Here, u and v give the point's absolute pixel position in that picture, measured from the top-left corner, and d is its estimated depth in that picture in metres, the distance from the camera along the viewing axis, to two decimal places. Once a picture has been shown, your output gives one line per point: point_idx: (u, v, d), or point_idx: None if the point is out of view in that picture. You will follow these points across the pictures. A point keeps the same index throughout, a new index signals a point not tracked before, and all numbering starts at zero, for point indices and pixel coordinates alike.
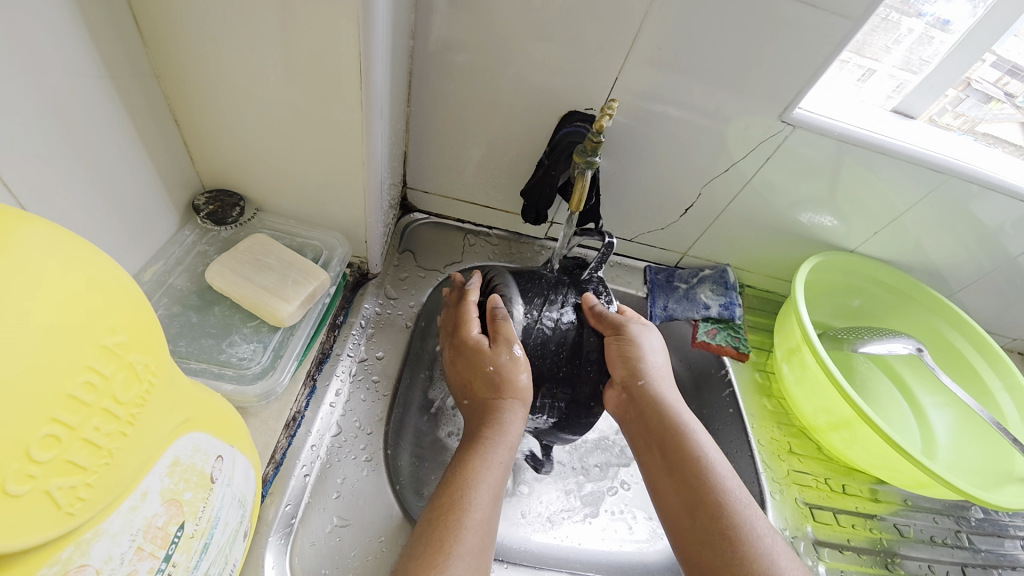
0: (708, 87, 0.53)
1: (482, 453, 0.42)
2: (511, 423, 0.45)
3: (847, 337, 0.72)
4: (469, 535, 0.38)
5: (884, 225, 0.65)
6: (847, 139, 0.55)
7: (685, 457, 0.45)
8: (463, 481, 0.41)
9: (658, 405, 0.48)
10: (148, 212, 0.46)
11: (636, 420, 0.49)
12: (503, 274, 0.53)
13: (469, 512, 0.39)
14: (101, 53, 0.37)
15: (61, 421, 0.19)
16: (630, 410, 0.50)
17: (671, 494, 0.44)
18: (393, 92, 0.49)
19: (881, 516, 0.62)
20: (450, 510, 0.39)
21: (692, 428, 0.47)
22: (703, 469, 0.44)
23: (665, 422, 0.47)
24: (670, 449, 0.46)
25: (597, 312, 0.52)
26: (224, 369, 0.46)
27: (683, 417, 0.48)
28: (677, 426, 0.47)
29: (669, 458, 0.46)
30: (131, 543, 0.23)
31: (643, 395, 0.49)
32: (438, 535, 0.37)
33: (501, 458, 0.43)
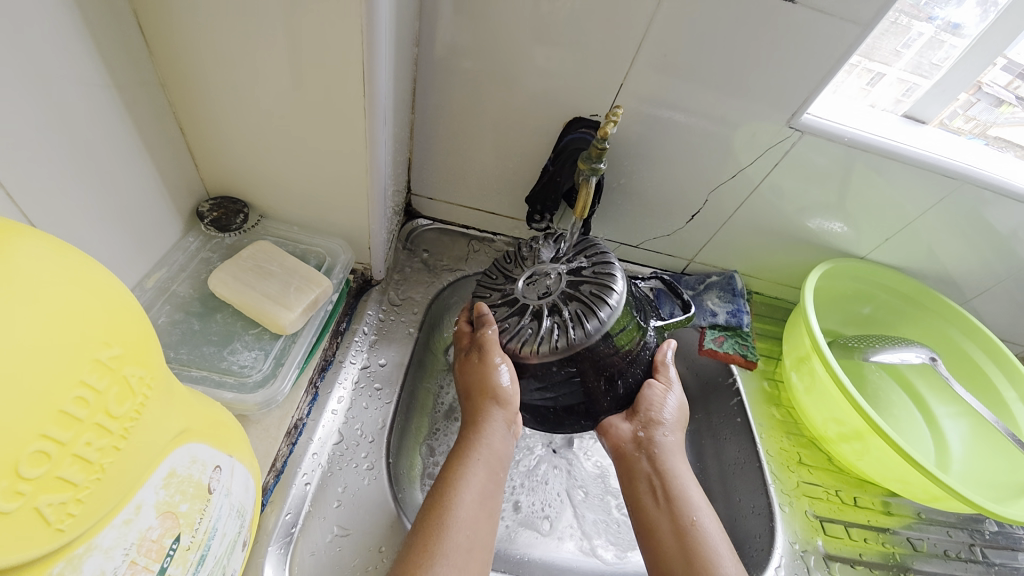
0: (715, 93, 0.52)
1: (464, 455, 0.46)
2: (494, 425, 0.48)
3: (858, 345, 0.70)
4: (455, 534, 0.41)
5: (896, 231, 0.64)
6: (858, 145, 0.55)
7: (682, 510, 0.46)
8: (448, 483, 0.44)
9: (665, 458, 0.49)
10: (152, 218, 0.47)
11: (643, 466, 0.49)
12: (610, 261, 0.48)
13: (453, 508, 0.43)
14: (106, 62, 0.37)
15: (52, 437, 0.18)
16: (638, 453, 0.49)
17: (668, 542, 0.45)
18: (398, 99, 0.49)
19: (893, 529, 0.61)
20: (433, 511, 0.42)
21: (690, 485, 0.48)
22: (699, 525, 0.45)
23: (667, 476, 0.48)
24: (671, 500, 0.47)
25: (661, 361, 0.51)
26: (224, 377, 0.46)
27: (687, 476, 0.49)
28: (679, 480, 0.48)
29: (669, 509, 0.46)
30: (124, 558, 0.23)
31: (652, 446, 0.49)
32: (427, 531, 0.41)
33: (482, 457, 0.46)
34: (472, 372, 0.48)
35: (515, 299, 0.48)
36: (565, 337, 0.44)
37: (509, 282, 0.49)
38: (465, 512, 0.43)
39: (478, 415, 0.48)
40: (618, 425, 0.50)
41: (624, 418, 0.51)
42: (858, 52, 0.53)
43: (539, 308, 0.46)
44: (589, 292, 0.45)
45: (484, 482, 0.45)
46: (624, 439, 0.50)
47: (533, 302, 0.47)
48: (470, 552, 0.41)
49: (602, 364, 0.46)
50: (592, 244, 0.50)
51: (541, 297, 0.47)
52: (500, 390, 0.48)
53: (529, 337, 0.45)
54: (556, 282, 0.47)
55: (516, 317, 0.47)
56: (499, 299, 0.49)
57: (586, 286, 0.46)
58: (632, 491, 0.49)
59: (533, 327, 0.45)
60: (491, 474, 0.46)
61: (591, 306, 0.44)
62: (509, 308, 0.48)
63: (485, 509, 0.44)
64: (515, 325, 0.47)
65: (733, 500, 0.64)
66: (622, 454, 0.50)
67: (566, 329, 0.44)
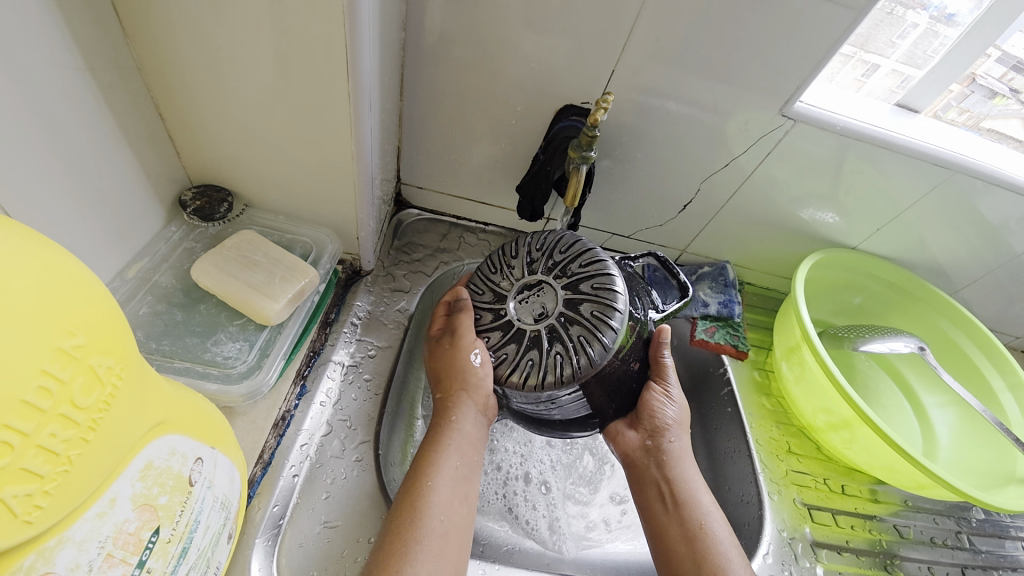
0: (708, 80, 0.52)
1: (438, 440, 0.47)
2: (466, 409, 0.48)
3: (847, 335, 0.70)
4: (429, 520, 0.42)
5: (888, 221, 0.64)
6: (850, 134, 0.54)
7: (691, 515, 0.46)
8: (422, 468, 0.45)
9: (672, 463, 0.49)
10: (132, 207, 0.46)
11: (652, 473, 0.49)
12: (607, 272, 0.46)
13: (428, 495, 0.43)
14: (79, 45, 0.36)
15: (13, 427, 0.18)
16: (645, 460, 0.49)
17: (679, 547, 0.45)
18: (384, 85, 0.48)
19: (880, 517, 0.61)
20: (409, 496, 0.43)
21: (700, 489, 0.48)
22: (707, 529, 0.46)
23: (675, 482, 0.48)
24: (680, 506, 0.47)
25: (661, 362, 0.50)
26: (209, 368, 0.45)
27: (698, 480, 0.48)
28: (687, 486, 0.48)
29: (677, 514, 0.46)
30: (99, 551, 0.23)
31: (659, 452, 0.49)
32: (404, 517, 0.42)
33: (454, 442, 0.47)
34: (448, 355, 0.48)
35: (512, 323, 0.46)
36: (570, 367, 0.43)
37: (502, 301, 0.47)
38: (439, 497, 0.43)
39: (449, 400, 0.48)
40: (624, 434, 0.50)
41: (630, 426, 0.50)
42: (852, 42, 0.52)
43: (540, 335, 0.45)
44: (590, 314, 0.44)
45: (457, 466, 0.46)
46: (632, 447, 0.50)
47: (532, 327, 0.45)
48: (445, 536, 0.42)
49: (606, 379, 0.47)
50: (584, 251, 0.48)
51: (540, 322, 0.45)
52: (471, 374, 0.47)
53: (531, 367, 0.44)
54: (553, 304, 0.46)
55: (516, 344, 0.45)
56: (495, 322, 0.47)
57: (586, 309, 0.45)
58: (642, 496, 0.49)
59: (535, 355, 0.44)
60: (465, 459, 0.47)
61: (595, 331, 0.44)
62: (506, 334, 0.46)
63: (459, 494, 0.45)
64: (515, 353, 0.45)
65: (722, 489, 0.64)
66: (630, 462, 0.50)
67: (572, 358, 0.43)
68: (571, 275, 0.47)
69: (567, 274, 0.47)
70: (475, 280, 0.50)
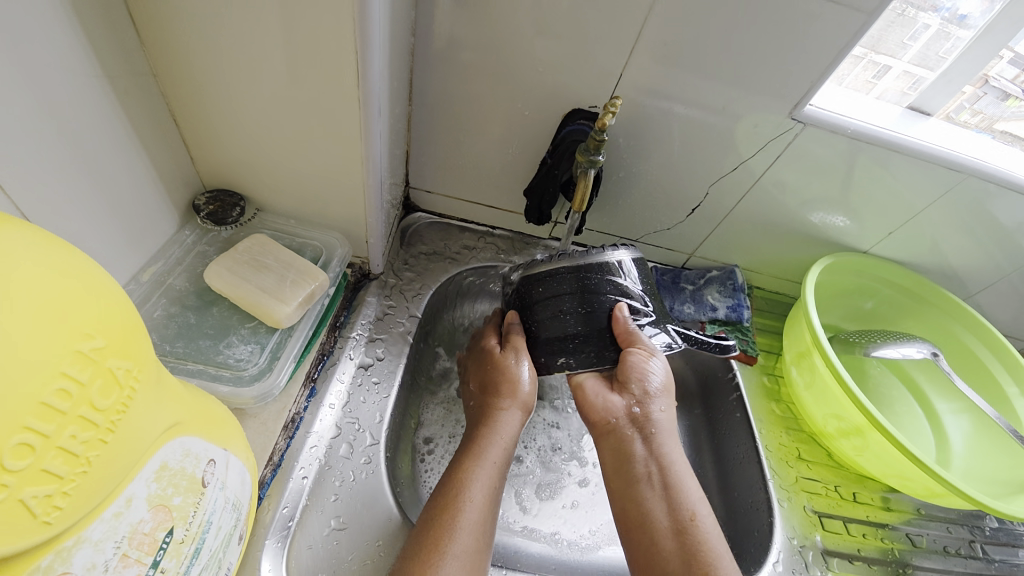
0: (717, 84, 0.52)
1: (476, 453, 0.47)
2: (507, 422, 0.50)
3: (858, 341, 0.69)
4: (463, 536, 0.42)
5: (900, 224, 0.63)
6: (861, 137, 0.54)
7: (680, 504, 0.46)
8: (457, 482, 0.45)
9: (660, 440, 0.49)
10: (147, 211, 0.46)
11: (637, 447, 0.49)
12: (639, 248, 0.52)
13: (462, 511, 0.43)
14: (97, 53, 0.37)
15: (35, 429, 0.18)
16: (632, 432, 0.50)
17: (665, 538, 0.44)
18: (393, 90, 0.48)
19: (893, 526, 0.61)
20: (443, 510, 0.43)
21: (687, 475, 0.48)
22: (698, 522, 0.45)
23: (663, 462, 0.48)
24: (669, 490, 0.47)
25: (627, 333, 0.47)
26: (221, 370, 0.46)
27: (682, 462, 0.49)
28: (674, 467, 0.48)
29: (666, 500, 0.46)
30: (115, 550, 0.23)
31: (646, 425, 0.50)
32: (434, 534, 0.42)
33: (494, 456, 0.48)
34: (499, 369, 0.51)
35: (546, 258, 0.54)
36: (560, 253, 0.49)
37: None
38: (474, 514, 0.43)
39: (493, 412, 0.50)
40: (609, 400, 0.50)
41: (615, 393, 0.50)
42: (862, 43, 0.52)
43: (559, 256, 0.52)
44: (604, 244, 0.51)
45: (495, 484, 0.46)
46: (616, 415, 0.50)
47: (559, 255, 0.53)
48: (476, 553, 0.42)
49: (587, 298, 0.47)
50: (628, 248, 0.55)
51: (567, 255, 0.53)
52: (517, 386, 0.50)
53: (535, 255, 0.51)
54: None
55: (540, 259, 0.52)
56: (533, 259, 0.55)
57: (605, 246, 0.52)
58: (625, 475, 0.48)
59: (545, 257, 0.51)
60: (501, 474, 0.47)
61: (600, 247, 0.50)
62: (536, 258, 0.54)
63: (491, 512, 0.45)
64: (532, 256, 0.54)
65: (732, 495, 0.64)
66: (615, 431, 0.50)
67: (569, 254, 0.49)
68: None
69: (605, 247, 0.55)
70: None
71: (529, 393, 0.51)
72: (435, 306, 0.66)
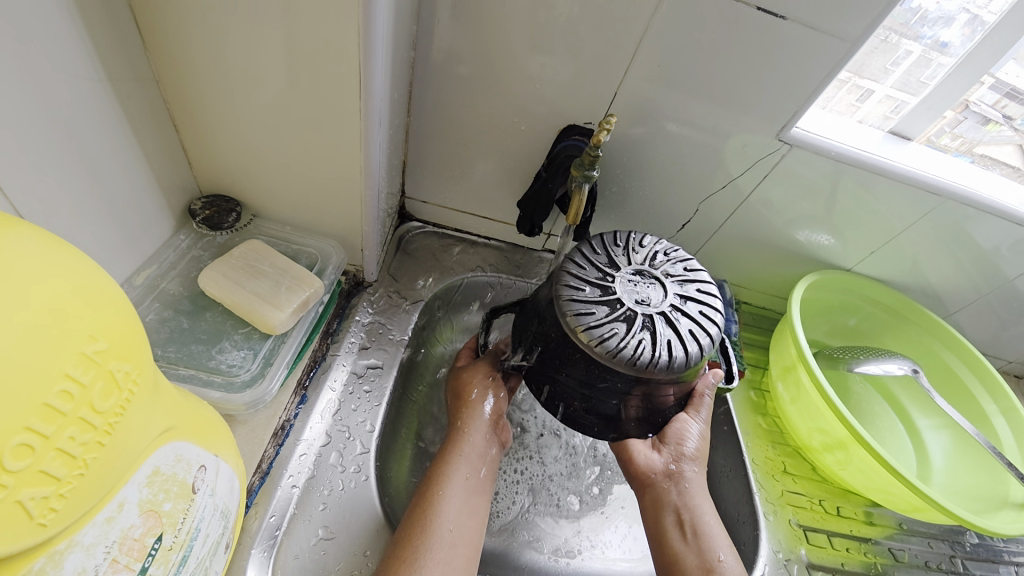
0: (708, 104, 0.53)
1: (446, 456, 0.51)
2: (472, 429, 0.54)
3: (843, 356, 0.71)
4: (439, 532, 0.45)
5: (882, 244, 0.65)
6: (845, 160, 0.56)
7: (708, 547, 0.49)
8: (432, 484, 0.49)
9: (693, 493, 0.53)
10: (143, 214, 0.46)
11: (672, 498, 0.52)
12: (715, 302, 0.48)
13: (436, 506, 0.47)
14: (100, 58, 0.37)
15: (36, 430, 0.18)
16: (667, 484, 0.53)
17: None
18: (393, 102, 0.49)
19: (875, 539, 0.62)
20: (420, 509, 0.47)
21: (713, 522, 0.50)
22: (724, 565, 0.48)
23: (694, 511, 0.51)
24: (697, 535, 0.49)
25: (697, 395, 0.54)
26: (212, 376, 0.46)
27: (712, 514, 0.51)
28: (704, 517, 0.51)
29: (696, 545, 0.49)
30: (105, 556, 0.23)
31: (681, 479, 0.53)
32: (410, 538, 0.45)
33: (464, 458, 0.51)
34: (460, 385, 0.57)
35: (619, 302, 0.46)
36: (647, 351, 0.43)
37: (609, 279, 0.47)
38: (448, 506, 0.47)
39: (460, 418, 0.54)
40: (650, 457, 0.55)
41: (654, 449, 0.55)
42: (849, 67, 0.54)
43: (639, 320, 0.45)
44: (688, 325, 0.45)
45: (468, 477, 0.50)
46: (654, 469, 0.54)
47: (637, 310, 0.45)
48: (453, 547, 0.45)
49: (646, 389, 0.47)
50: (701, 280, 0.49)
51: (644, 308, 0.45)
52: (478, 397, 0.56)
53: (614, 333, 0.44)
54: (661, 297, 0.46)
55: (619, 321, 0.44)
56: (601, 296, 0.46)
57: (686, 318, 0.46)
58: (657, 518, 0.52)
59: (630, 336, 0.44)
60: (476, 472, 0.51)
61: (685, 339, 0.45)
62: (611, 311, 0.45)
63: (468, 506, 0.49)
64: (604, 316, 0.45)
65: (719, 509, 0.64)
66: (653, 484, 0.53)
67: (663, 353, 0.44)
68: (683, 282, 0.48)
69: (680, 287, 0.47)
70: (580, 256, 0.49)
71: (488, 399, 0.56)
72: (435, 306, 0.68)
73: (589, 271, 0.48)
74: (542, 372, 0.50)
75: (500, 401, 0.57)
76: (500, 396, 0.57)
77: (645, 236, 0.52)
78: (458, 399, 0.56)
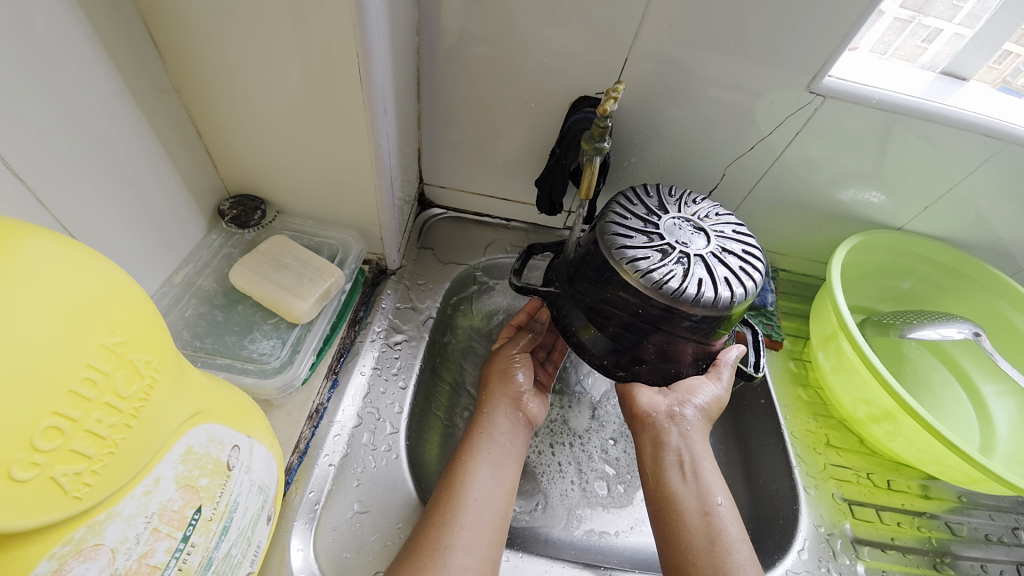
0: (726, 59, 0.50)
1: (472, 434, 0.53)
2: (498, 411, 0.55)
3: (894, 322, 0.65)
4: (469, 502, 0.47)
5: (939, 197, 0.59)
6: (888, 107, 0.51)
7: (707, 490, 0.48)
8: (460, 460, 0.50)
9: (695, 438, 0.52)
10: (176, 217, 0.50)
11: (672, 440, 0.52)
12: (760, 267, 0.45)
13: (466, 479, 0.49)
14: (123, 76, 0.40)
15: (63, 414, 0.21)
16: (668, 425, 0.52)
17: (691, 518, 0.47)
18: (399, 90, 0.49)
19: (931, 514, 0.58)
20: (449, 482, 0.49)
21: (712, 468, 0.50)
22: (721, 509, 0.48)
23: (695, 454, 0.51)
24: (697, 478, 0.49)
25: (722, 360, 0.53)
26: (247, 364, 0.49)
27: (710, 459, 0.51)
28: (704, 462, 0.51)
29: (695, 486, 0.49)
30: (146, 525, 0.26)
31: (683, 423, 0.52)
32: (443, 505, 0.47)
33: (492, 438, 0.52)
34: (494, 370, 0.59)
35: (659, 237, 0.45)
36: (673, 283, 0.42)
37: (655, 217, 0.46)
38: (478, 479, 0.49)
39: (487, 401, 0.56)
40: (653, 399, 0.53)
41: (660, 392, 0.54)
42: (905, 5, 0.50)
43: (674, 254, 0.44)
44: (726, 272, 0.43)
45: (492, 452, 0.51)
46: (657, 410, 0.53)
47: (676, 246, 0.44)
48: (483, 518, 0.47)
49: (670, 329, 0.45)
50: (749, 245, 0.46)
51: (683, 246, 0.44)
52: (507, 381, 0.57)
53: (644, 261, 0.43)
54: (705, 241, 0.45)
55: (655, 250, 0.44)
56: (643, 228, 0.45)
57: (724, 265, 0.44)
58: (658, 461, 0.51)
59: (662, 264, 0.43)
60: (502, 450, 0.52)
61: (719, 285, 0.42)
62: (649, 241, 0.44)
63: (495, 480, 0.50)
64: (641, 245, 0.44)
65: (757, 483, 0.63)
66: (652, 423, 0.52)
67: (691, 288, 0.42)
68: (729, 240, 0.46)
69: (722, 239, 0.45)
70: (631, 194, 0.49)
71: (515, 381, 0.57)
72: (454, 293, 0.68)
73: (637, 207, 0.48)
74: (569, 300, 0.50)
75: (524, 380, 0.57)
76: (518, 377, 0.57)
77: (701, 198, 0.50)
78: (484, 386, 0.58)
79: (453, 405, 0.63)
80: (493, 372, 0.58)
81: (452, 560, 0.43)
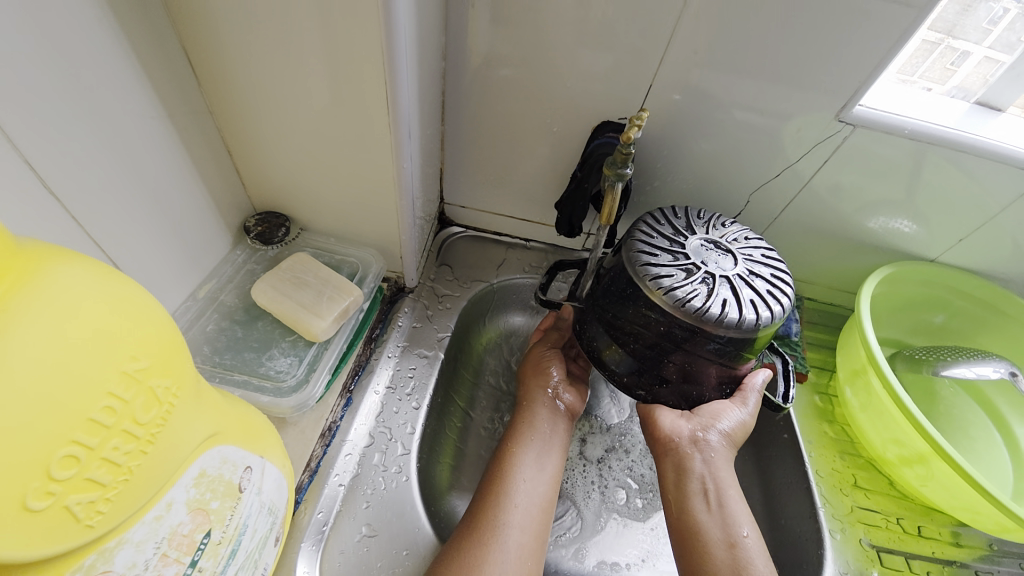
0: (753, 87, 0.49)
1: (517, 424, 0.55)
2: (539, 401, 0.57)
3: (927, 358, 0.63)
4: (520, 487, 0.51)
5: (975, 228, 0.57)
6: (921, 137, 0.50)
7: (733, 521, 0.47)
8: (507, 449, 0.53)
9: (720, 465, 0.50)
10: (203, 233, 0.51)
11: (697, 467, 0.50)
12: (789, 292, 0.43)
13: (514, 466, 0.52)
14: (160, 98, 0.42)
15: (81, 442, 0.21)
16: (692, 451, 0.50)
17: (716, 550, 0.45)
18: (424, 112, 0.50)
19: (962, 563, 0.54)
20: (500, 467, 0.52)
21: (738, 497, 0.48)
22: (748, 541, 0.46)
23: (720, 482, 0.49)
24: (722, 507, 0.48)
25: (748, 385, 0.51)
26: (263, 382, 0.49)
27: (736, 487, 0.49)
28: (729, 490, 0.49)
29: (721, 516, 0.47)
30: (155, 551, 0.26)
31: (709, 450, 0.50)
32: (494, 491, 0.50)
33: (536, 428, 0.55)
34: (530, 365, 0.60)
35: (685, 256, 0.44)
36: (696, 300, 0.41)
37: (683, 237, 0.46)
38: (524, 465, 0.52)
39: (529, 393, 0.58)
40: (675, 422, 0.51)
41: (682, 415, 0.52)
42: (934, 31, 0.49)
43: (700, 273, 0.43)
44: (752, 294, 0.42)
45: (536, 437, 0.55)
46: (679, 435, 0.51)
47: (702, 266, 0.43)
48: (534, 500, 0.50)
49: (691, 350, 0.44)
50: (780, 271, 0.44)
51: (709, 266, 0.43)
52: (545, 375, 0.58)
53: (668, 278, 0.42)
54: (732, 263, 0.44)
55: (680, 269, 0.43)
56: (669, 247, 0.45)
57: (751, 287, 0.42)
58: (681, 487, 0.50)
59: (686, 283, 0.42)
60: (545, 437, 0.55)
61: (744, 307, 0.41)
62: (674, 260, 0.44)
63: (543, 463, 0.53)
64: (666, 262, 0.44)
65: (778, 521, 0.60)
66: (675, 449, 0.50)
67: (714, 308, 0.41)
68: (758, 264, 0.44)
69: (751, 262, 0.44)
70: (660, 214, 0.49)
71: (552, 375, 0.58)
72: (474, 312, 0.68)
73: (662, 227, 0.47)
74: (592, 316, 0.50)
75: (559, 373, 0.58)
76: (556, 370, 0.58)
77: (730, 222, 0.49)
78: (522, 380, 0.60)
79: (466, 426, 0.62)
80: (530, 366, 0.60)
81: (509, 535, 0.47)
